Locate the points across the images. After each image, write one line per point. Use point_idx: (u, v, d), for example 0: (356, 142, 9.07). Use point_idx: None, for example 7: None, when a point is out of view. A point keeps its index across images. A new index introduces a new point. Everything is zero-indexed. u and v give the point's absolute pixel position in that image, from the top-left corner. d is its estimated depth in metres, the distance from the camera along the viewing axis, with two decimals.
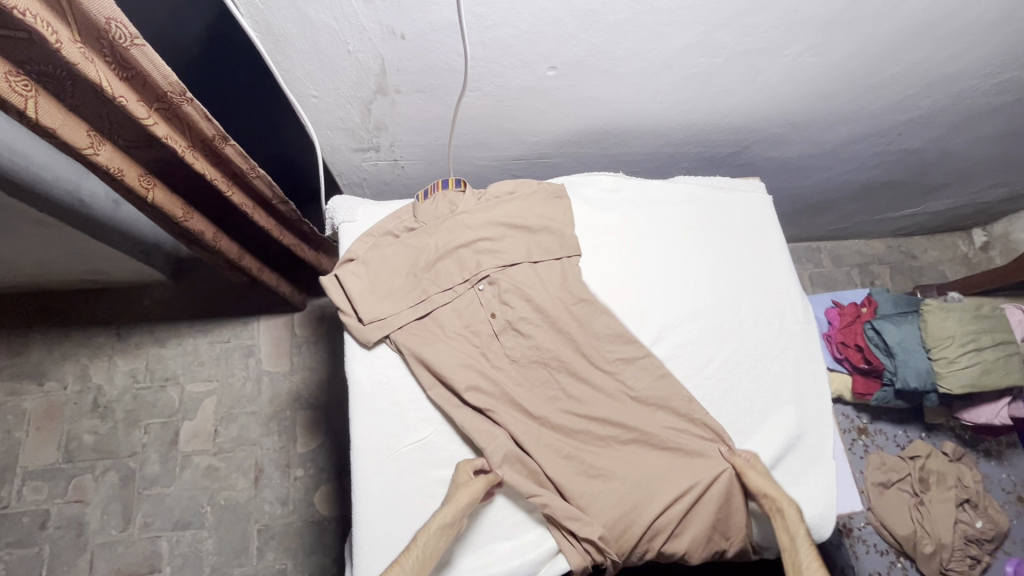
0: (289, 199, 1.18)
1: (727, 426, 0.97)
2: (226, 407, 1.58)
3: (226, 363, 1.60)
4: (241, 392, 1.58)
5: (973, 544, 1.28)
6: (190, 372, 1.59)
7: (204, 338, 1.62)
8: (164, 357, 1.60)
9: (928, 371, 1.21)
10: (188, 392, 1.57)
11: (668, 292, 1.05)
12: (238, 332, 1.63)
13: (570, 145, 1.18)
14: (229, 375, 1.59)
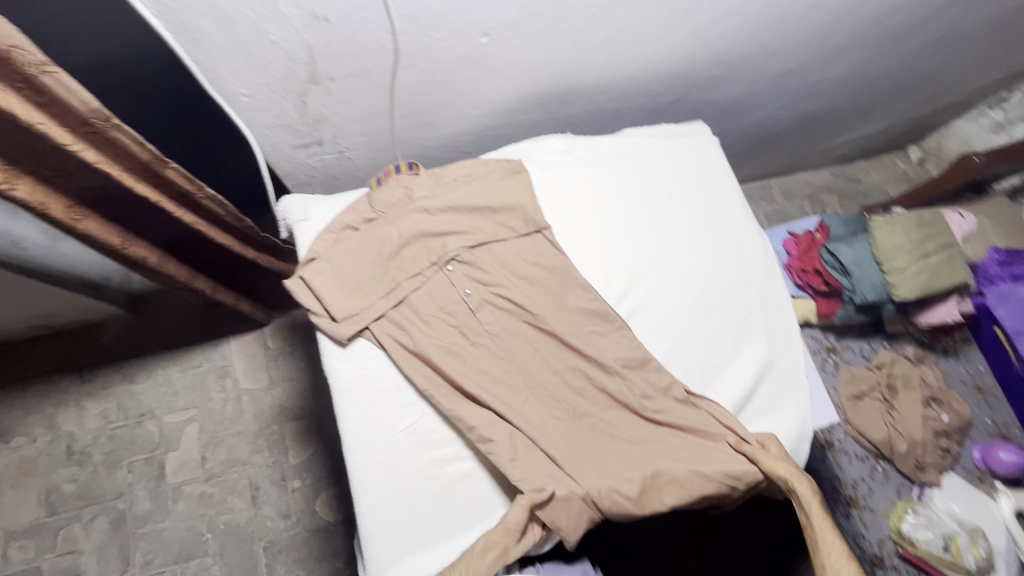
0: (244, 216, 1.18)
1: (705, 363, 0.99)
2: (210, 432, 1.63)
3: (201, 387, 1.66)
4: (222, 414, 1.65)
5: (942, 436, 1.36)
6: (164, 407, 1.64)
7: (175, 366, 1.67)
8: (135, 394, 1.64)
9: (883, 283, 1.24)
10: (166, 424, 1.62)
11: (628, 244, 1.04)
12: (209, 354, 1.69)
13: (514, 112, 1.15)
14: (207, 400, 1.65)
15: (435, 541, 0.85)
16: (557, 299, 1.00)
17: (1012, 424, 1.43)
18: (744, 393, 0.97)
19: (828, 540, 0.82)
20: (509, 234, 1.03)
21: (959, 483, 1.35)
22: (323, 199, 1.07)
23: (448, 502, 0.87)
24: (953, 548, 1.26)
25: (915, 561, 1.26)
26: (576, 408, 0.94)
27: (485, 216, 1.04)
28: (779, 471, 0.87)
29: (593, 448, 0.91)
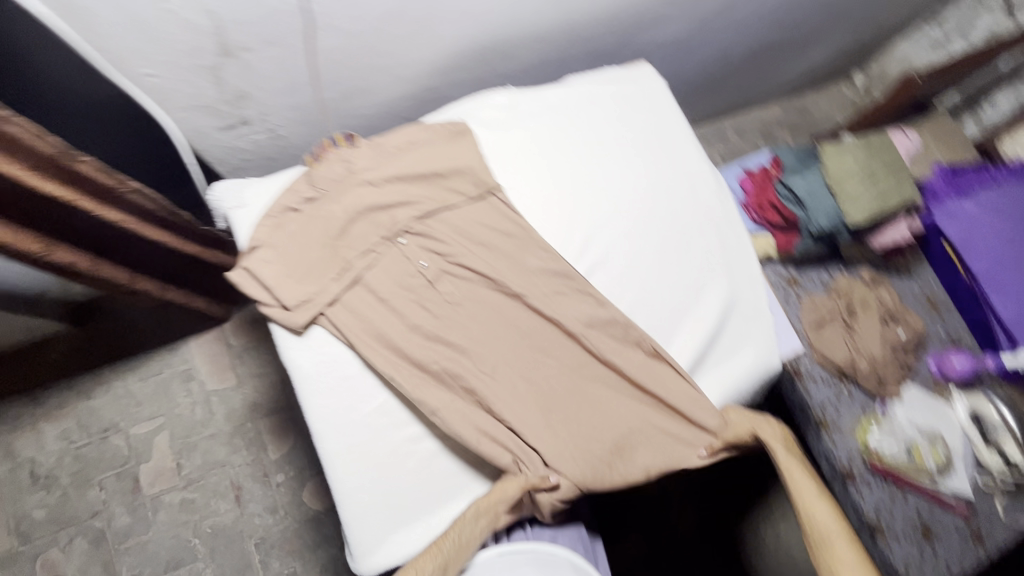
0: (181, 209, 1.09)
1: (670, 308, 0.99)
2: (181, 438, 1.58)
3: (166, 394, 1.60)
4: (192, 419, 1.59)
5: (899, 351, 1.42)
6: (129, 419, 1.57)
7: (134, 376, 1.60)
8: (96, 409, 1.57)
9: (836, 210, 1.26)
10: (134, 436, 1.56)
11: (584, 198, 1.02)
12: (169, 360, 1.62)
13: (452, 71, 1.09)
14: (173, 406, 1.59)
15: (419, 517, 0.85)
16: (517, 262, 0.98)
17: (962, 333, 1.50)
18: (710, 333, 0.98)
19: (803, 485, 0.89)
20: (460, 200, 0.99)
21: (918, 394, 1.42)
22: (256, 182, 0.99)
23: (428, 477, 0.86)
24: (916, 455, 1.35)
25: (882, 470, 1.33)
26: (548, 368, 0.94)
27: (434, 184, 0.99)
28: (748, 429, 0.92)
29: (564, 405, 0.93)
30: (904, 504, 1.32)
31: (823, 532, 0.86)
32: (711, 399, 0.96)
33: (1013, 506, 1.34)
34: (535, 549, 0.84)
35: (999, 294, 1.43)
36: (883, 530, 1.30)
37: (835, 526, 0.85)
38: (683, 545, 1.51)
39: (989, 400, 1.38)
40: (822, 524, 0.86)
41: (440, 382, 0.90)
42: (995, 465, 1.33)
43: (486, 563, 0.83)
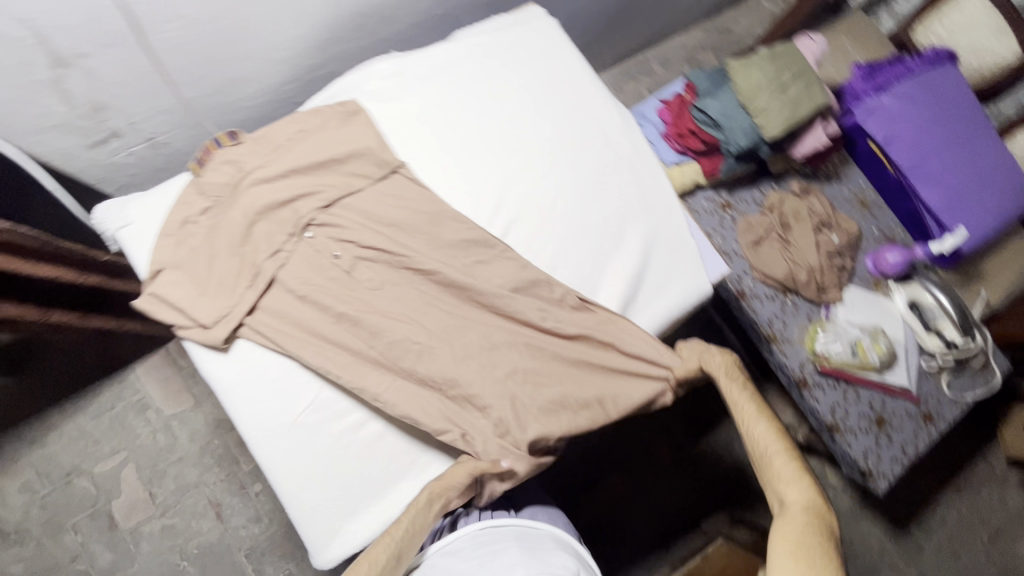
0: (61, 240, 0.99)
1: (593, 253, 0.99)
2: (149, 468, 1.56)
3: (124, 428, 1.56)
4: (156, 447, 1.56)
5: (836, 256, 1.44)
6: (91, 459, 1.54)
7: (86, 415, 1.55)
8: (53, 456, 1.52)
9: (752, 126, 1.25)
10: (99, 474, 1.53)
11: (489, 156, 0.99)
12: (120, 393, 1.58)
13: (330, 45, 1.03)
14: (134, 438, 1.56)
15: (367, 503, 0.85)
16: (432, 237, 0.94)
17: (895, 226, 1.54)
18: (633, 271, 0.99)
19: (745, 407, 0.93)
20: (364, 182, 0.94)
21: (859, 293, 1.47)
22: (141, 196, 0.93)
23: (371, 463, 0.85)
24: (860, 351, 1.38)
25: (831, 372, 1.38)
26: (480, 336, 0.92)
27: (332, 171, 0.94)
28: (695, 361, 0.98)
29: (506, 370, 0.91)
30: (857, 400, 1.38)
31: (764, 450, 0.90)
32: (643, 326, 0.99)
33: (955, 381, 1.43)
34: (518, 523, 0.92)
35: (924, 182, 1.43)
36: (838, 427, 1.36)
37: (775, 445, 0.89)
38: (666, 474, 1.57)
39: (924, 286, 1.44)
40: (764, 443, 0.90)
41: (370, 372, 0.88)
42: (935, 346, 1.41)
43: (471, 535, 0.90)
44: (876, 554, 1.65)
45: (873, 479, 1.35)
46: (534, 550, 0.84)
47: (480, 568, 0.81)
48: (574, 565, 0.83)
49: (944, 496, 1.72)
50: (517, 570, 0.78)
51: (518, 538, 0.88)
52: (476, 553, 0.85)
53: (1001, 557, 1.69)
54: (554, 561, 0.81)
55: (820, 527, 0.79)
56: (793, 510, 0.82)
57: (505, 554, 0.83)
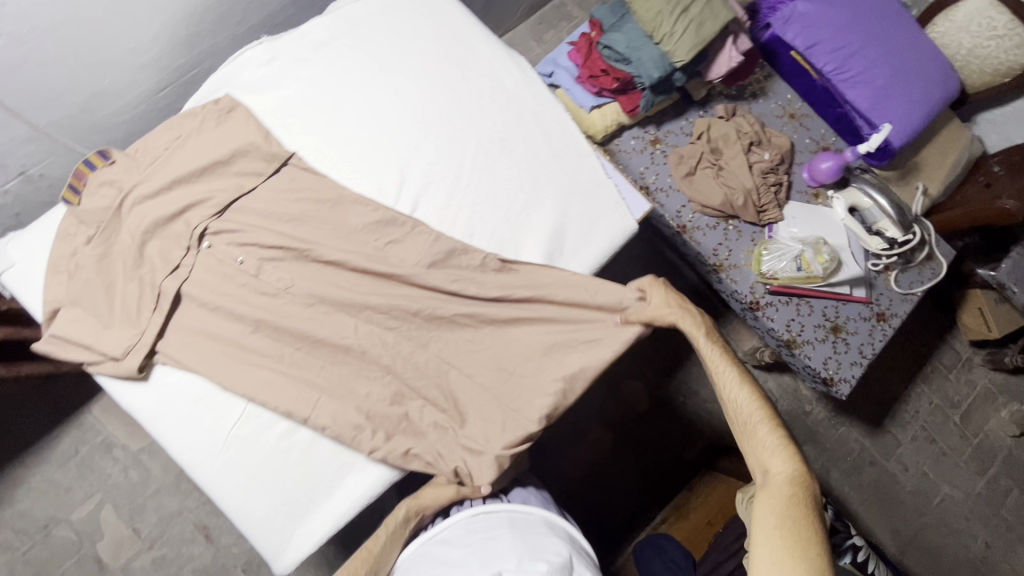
0: None
1: (509, 212, 0.96)
2: (128, 505, 1.47)
3: (93, 469, 1.47)
4: (131, 484, 1.48)
5: (771, 173, 1.42)
6: (66, 507, 1.45)
7: (52, 464, 1.46)
8: (25, 510, 1.43)
9: (662, 55, 1.21)
10: (78, 520, 1.44)
11: (384, 130, 0.95)
12: (81, 437, 1.48)
13: (197, 42, 0.96)
14: (106, 479, 1.47)
15: (317, 503, 0.84)
16: (338, 225, 0.90)
17: (828, 132, 1.51)
18: (554, 224, 0.97)
19: (723, 372, 0.87)
20: (255, 180, 0.89)
21: (800, 206, 1.45)
22: (24, 234, 0.88)
23: (314, 464, 0.84)
24: (804, 265, 1.35)
25: (782, 289, 1.38)
26: (406, 316, 0.90)
27: (219, 174, 0.89)
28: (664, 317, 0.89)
29: (435, 345, 0.91)
30: (810, 312, 1.39)
31: (746, 418, 0.86)
32: (580, 267, 0.97)
33: (904, 276, 1.44)
34: (511, 508, 0.87)
35: (848, 85, 1.41)
36: (795, 342, 1.37)
37: (756, 411, 0.85)
38: (641, 420, 1.56)
39: (862, 190, 1.43)
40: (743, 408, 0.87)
41: (297, 373, 0.86)
42: (878, 247, 1.40)
43: (461, 523, 0.86)
44: (854, 454, 1.64)
45: (835, 385, 1.36)
46: (526, 537, 0.80)
47: (473, 557, 0.77)
48: (568, 550, 0.79)
49: (914, 388, 1.70)
50: (509, 558, 0.74)
51: (511, 525, 0.83)
52: (468, 540, 0.81)
53: (975, 438, 1.69)
54: (546, 549, 0.78)
55: (803, 495, 0.77)
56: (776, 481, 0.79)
57: (498, 542, 0.79)
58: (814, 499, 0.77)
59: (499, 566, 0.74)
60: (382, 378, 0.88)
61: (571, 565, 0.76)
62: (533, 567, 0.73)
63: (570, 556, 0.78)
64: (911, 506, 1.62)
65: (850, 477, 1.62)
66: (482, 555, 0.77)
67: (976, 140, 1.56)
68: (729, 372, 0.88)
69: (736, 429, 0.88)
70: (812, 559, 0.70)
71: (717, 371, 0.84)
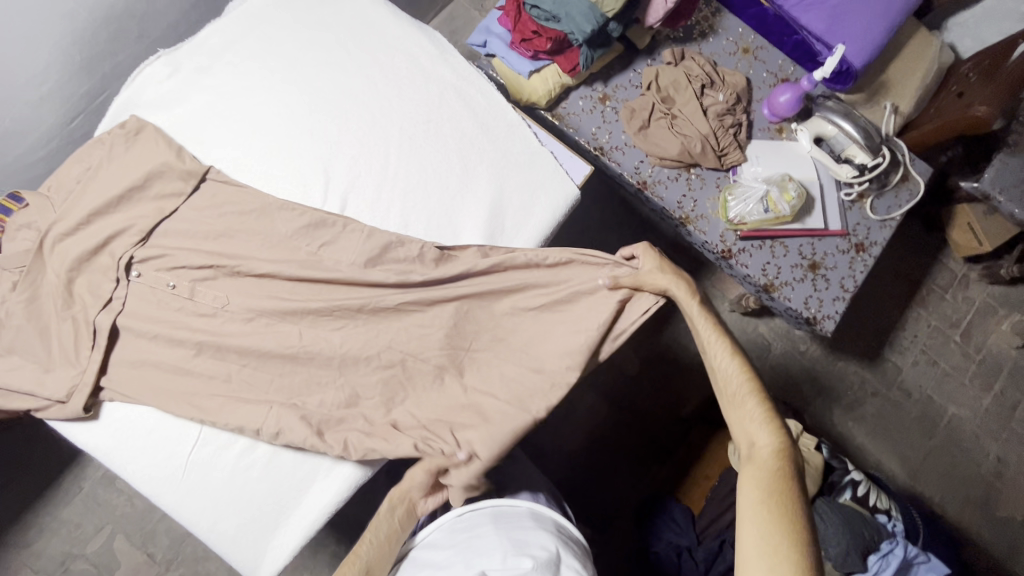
0: None
1: (443, 197, 0.93)
2: (138, 530, 1.34)
3: (97, 502, 1.33)
4: (138, 508, 1.34)
5: (728, 115, 1.30)
6: (80, 540, 1.32)
7: (53, 504, 1.32)
8: (37, 547, 1.31)
9: (591, 8, 1.14)
10: (94, 552, 1.32)
11: (301, 129, 0.91)
12: (77, 470, 1.34)
13: (96, 70, 0.93)
14: (112, 507, 1.34)
15: (286, 515, 0.84)
16: (266, 234, 0.88)
17: (785, 63, 1.39)
18: (491, 202, 0.93)
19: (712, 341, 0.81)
20: (175, 202, 0.87)
21: (763, 144, 1.33)
22: None
23: (277, 478, 0.84)
24: (770, 205, 1.24)
25: (753, 234, 1.27)
26: (350, 315, 0.87)
27: (137, 200, 0.87)
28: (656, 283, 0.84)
29: (385, 343, 0.87)
30: (786, 253, 1.28)
31: (733, 389, 0.79)
32: (525, 241, 0.94)
33: (879, 202, 1.33)
34: (497, 501, 0.80)
35: (801, 9, 1.31)
36: (774, 285, 1.27)
37: (743, 383, 0.79)
38: (635, 383, 1.49)
39: (825, 118, 1.30)
40: (730, 379, 0.80)
41: (246, 390, 0.85)
42: (848, 175, 1.30)
43: (443, 525, 0.79)
44: (854, 388, 1.57)
45: (819, 324, 1.26)
46: (510, 532, 0.73)
47: (457, 558, 0.71)
48: (555, 543, 0.72)
49: (910, 313, 1.63)
50: (493, 556, 0.68)
51: (496, 521, 0.76)
52: (452, 542, 0.75)
53: (979, 354, 1.61)
54: (530, 543, 0.71)
55: (790, 472, 0.72)
56: (761, 456, 0.74)
57: (481, 541, 0.72)
58: (800, 475, 0.72)
59: (483, 564, 0.68)
60: (333, 383, 0.86)
61: (558, 560, 0.70)
62: (518, 563, 0.66)
63: (557, 550, 0.71)
64: (917, 432, 1.56)
65: (852, 412, 1.56)
66: (467, 555, 0.71)
67: (946, 49, 1.44)
68: (717, 340, 0.82)
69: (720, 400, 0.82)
70: (798, 537, 0.65)
71: (707, 337, 0.79)
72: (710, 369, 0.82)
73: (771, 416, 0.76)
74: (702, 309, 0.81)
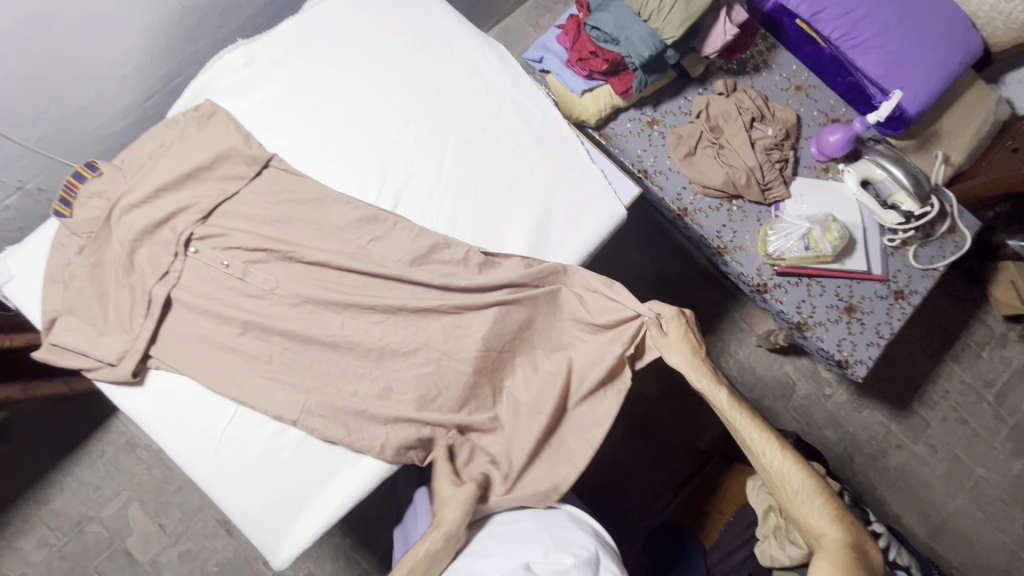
0: None
1: (493, 206, 0.95)
2: (153, 500, 1.36)
3: (118, 469, 1.36)
4: (155, 479, 1.36)
5: (776, 150, 1.30)
6: (97, 504, 1.34)
7: (77, 466, 1.35)
8: (57, 506, 1.33)
9: (650, 33, 1.15)
10: (109, 516, 1.34)
11: (363, 126, 0.94)
12: (104, 437, 1.37)
13: (177, 52, 0.98)
14: (131, 476, 1.36)
15: (310, 501, 0.85)
16: (319, 225, 0.90)
17: (837, 104, 1.38)
18: (538, 215, 0.95)
19: (758, 438, 0.84)
20: (237, 184, 0.91)
21: (808, 182, 1.33)
22: (21, 247, 0.92)
23: (305, 462, 0.86)
24: (812, 243, 1.22)
25: (791, 271, 1.26)
26: (390, 312, 0.88)
27: (202, 180, 0.90)
28: (688, 359, 0.88)
29: (421, 341, 0.88)
30: (822, 292, 1.27)
31: (796, 490, 0.81)
32: (565, 258, 0.95)
33: (923, 251, 1.30)
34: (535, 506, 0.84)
35: (858, 51, 1.27)
36: (807, 324, 1.25)
37: (805, 481, 0.81)
38: (656, 409, 1.47)
39: (874, 161, 1.30)
40: (788, 477, 0.82)
41: (283, 373, 0.87)
42: (893, 221, 1.27)
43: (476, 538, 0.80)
44: (879, 439, 1.53)
45: (851, 367, 1.24)
46: (552, 530, 0.75)
47: (500, 549, 0.74)
48: (595, 545, 0.74)
49: (943, 367, 1.59)
50: (535, 549, 0.70)
51: (536, 518, 0.80)
52: (494, 533, 0.79)
53: (1012, 418, 1.56)
54: (572, 541, 0.73)
55: (865, 563, 0.74)
56: (833, 551, 0.75)
57: (524, 534, 0.75)
58: (872, 566, 0.75)
59: (525, 557, 0.69)
60: (369, 374, 0.87)
61: (598, 560, 0.71)
62: (560, 559, 0.68)
63: (597, 551, 0.72)
64: (943, 491, 1.51)
65: (875, 462, 1.52)
66: (510, 546, 0.73)
67: (1003, 103, 1.41)
68: (765, 439, 0.84)
69: (779, 499, 0.82)
70: None
71: (749, 430, 0.82)
72: (762, 468, 0.83)
73: (836, 511, 0.79)
74: (731, 399, 0.85)
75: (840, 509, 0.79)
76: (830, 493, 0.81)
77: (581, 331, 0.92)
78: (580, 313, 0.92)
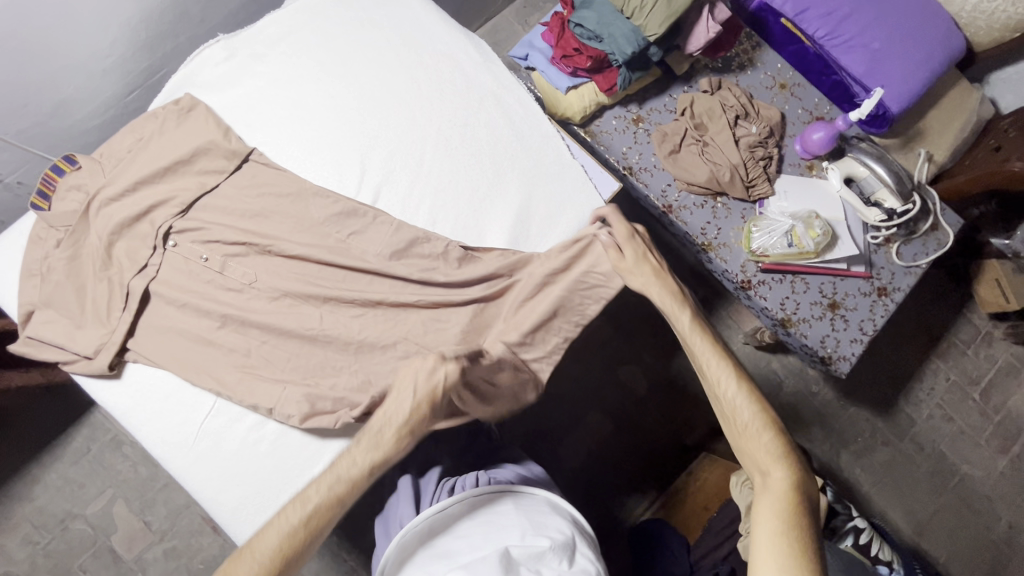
0: None
1: (472, 199, 0.95)
2: (138, 497, 1.35)
3: (102, 466, 1.35)
4: (139, 477, 1.36)
5: (759, 147, 1.30)
6: (81, 501, 1.34)
7: (61, 463, 1.34)
8: (41, 503, 1.32)
9: (633, 30, 1.16)
10: (93, 513, 1.33)
11: (343, 119, 0.94)
12: (88, 434, 1.36)
13: (158, 46, 0.98)
14: (116, 473, 1.35)
15: (288, 493, 0.85)
16: (300, 218, 0.91)
17: (821, 102, 1.39)
18: (518, 209, 0.95)
19: (714, 366, 0.80)
20: (217, 178, 0.91)
21: (793, 179, 1.33)
22: None
23: (283, 455, 0.86)
24: (795, 240, 1.22)
25: (774, 267, 1.26)
26: (369, 305, 0.89)
27: (181, 173, 0.90)
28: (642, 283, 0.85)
29: (400, 334, 0.88)
30: (807, 289, 1.27)
31: (746, 423, 0.77)
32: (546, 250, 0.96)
33: (906, 248, 1.31)
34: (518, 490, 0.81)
35: (841, 50, 1.28)
36: (791, 320, 1.26)
37: (756, 416, 0.77)
38: (641, 406, 1.47)
39: (857, 159, 1.30)
40: (741, 411, 0.78)
41: (261, 367, 0.87)
42: (876, 219, 1.28)
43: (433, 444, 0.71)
44: (864, 435, 1.54)
45: (834, 364, 1.25)
46: (529, 513, 0.75)
47: (478, 530, 0.72)
48: (571, 529, 0.74)
49: (928, 364, 1.60)
50: (513, 532, 0.70)
51: (516, 499, 0.78)
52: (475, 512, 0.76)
53: (997, 416, 1.58)
54: (548, 525, 0.73)
55: (805, 504, 0.71)
56: (775, 489, 0.73)
57: (501, 516, 0.74)
58: (812, 508, 0.71)
59: (503, 540, 0.69)
60: (348, 368, 0.87)
61: (573, 546, 0.71)
62: (536, 542, 0.69)
63: (573, 536, 0.72)
64: (927, 487, 1.52)
65: (860, 459, 1.53)
66: (488, 529, 0.72)
67: (986, 103, 1.42)
68: (721, 367, 0.79)
69: (730, 432, 0.79)
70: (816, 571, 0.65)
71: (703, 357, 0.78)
72: (716, 398, 0.80)
73: (785, 449, 0.75)
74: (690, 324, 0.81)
75: (789, 448, 0.75)
76: (783, 431, 0.77)
77: (566, 319, 0.92)
78: (561, 294, 0.91)
